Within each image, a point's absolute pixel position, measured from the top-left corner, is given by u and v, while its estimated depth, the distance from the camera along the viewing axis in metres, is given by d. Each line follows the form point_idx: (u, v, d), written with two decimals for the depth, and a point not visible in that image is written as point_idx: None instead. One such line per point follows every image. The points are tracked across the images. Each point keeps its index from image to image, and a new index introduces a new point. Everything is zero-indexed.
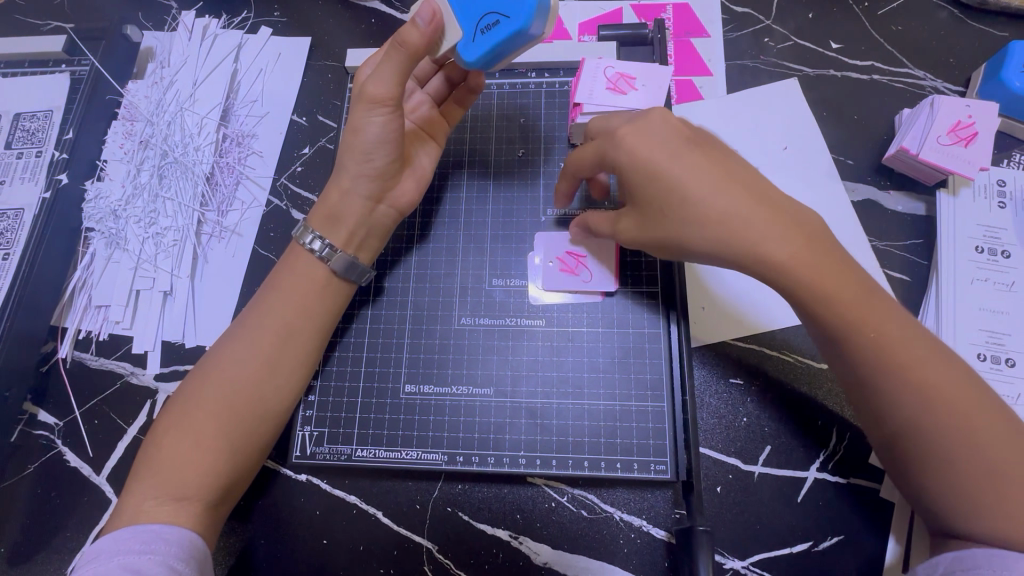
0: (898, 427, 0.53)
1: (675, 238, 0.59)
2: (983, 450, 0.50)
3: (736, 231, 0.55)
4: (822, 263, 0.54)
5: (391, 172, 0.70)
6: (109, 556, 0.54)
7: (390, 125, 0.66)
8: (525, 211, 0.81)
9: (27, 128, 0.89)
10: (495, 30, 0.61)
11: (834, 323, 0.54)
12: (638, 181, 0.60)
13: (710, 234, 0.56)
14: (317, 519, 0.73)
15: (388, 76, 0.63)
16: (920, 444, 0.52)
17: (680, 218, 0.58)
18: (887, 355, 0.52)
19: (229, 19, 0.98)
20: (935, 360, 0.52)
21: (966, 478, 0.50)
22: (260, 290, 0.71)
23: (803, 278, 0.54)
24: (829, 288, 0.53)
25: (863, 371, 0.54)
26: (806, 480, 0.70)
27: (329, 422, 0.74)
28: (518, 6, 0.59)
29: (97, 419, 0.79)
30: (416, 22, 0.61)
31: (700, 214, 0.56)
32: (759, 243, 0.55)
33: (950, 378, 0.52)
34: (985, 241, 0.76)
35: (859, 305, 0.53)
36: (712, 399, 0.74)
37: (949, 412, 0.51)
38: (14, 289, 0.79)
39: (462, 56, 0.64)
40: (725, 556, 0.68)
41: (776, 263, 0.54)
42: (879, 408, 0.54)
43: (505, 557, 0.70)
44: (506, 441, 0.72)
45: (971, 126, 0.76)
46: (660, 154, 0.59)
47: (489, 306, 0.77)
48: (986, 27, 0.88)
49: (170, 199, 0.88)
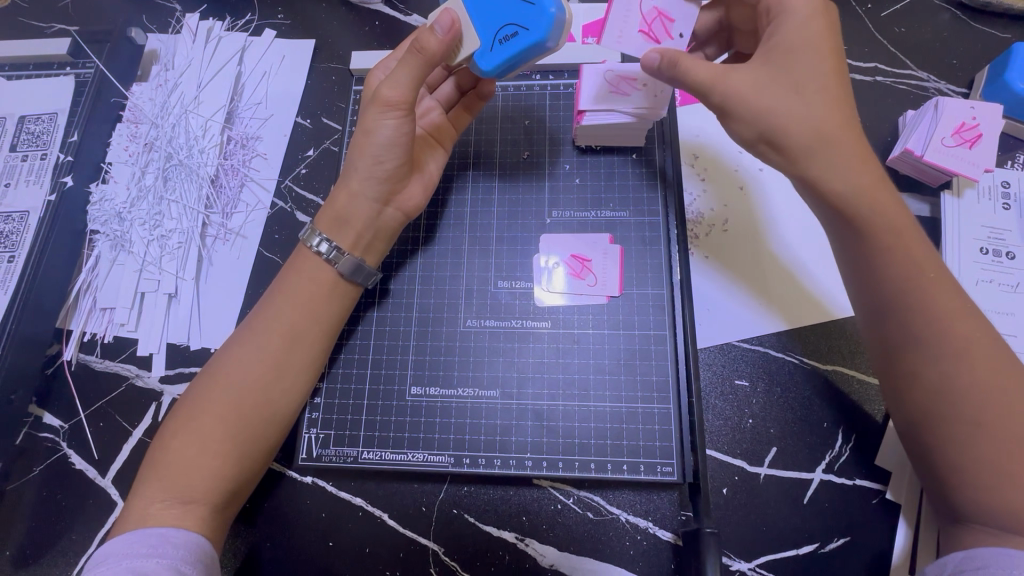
0: (930, 389, 0.55)
1: (802, 110, 0.57)
2: (1009, 414, 0.52)
3: (851, 137, 0.58)
4: (896, 203, 0.59)
5: (399, 175, 0.70)
6: (118, 560, 0.54)
7: (401, 129, 0.66)
8: (530, 213, 0.81)
9: (32, 131, 0.89)
10: (512, 41, 0.62)
11: (884, 272, 0.57)
12: (776, 55, 0.59)
13: (829, 124, 0.57)
14: (323, 521, 0.72)
15: (404, 80, 0.64)
16: (948, 408, 0.54)
17: (807, 100, 0.57)
18: (934, 307, 0.56)
19: (233, 21, 0.98)
20: (971, 323, 0.56)
21: (987, 443, 0.52)
22: (280, 278, 0.71)
23: (879, 208, 0.57)
24: (896, 229, 0.57)
25: (904, 323, 0.57)
26: (812, 481, 0.70)
27: (335, 425, 0.74)
28: (537, 19, 0.60)
29: (102, 422, 0.79)
30: (434, 30, 0.62)
31: (831, 106, 0.58)
32: (864, 160, 0.58)
33: (983, 342, 0.55)
34: (989, 243, 0.77)
35: (915, 254, 0.57)
36: (717, 400, 0.74)
37: (982, 374, 0.53)
38: (19, 292, 0.79)
39: (478, 64, 0.65)
40: (732, 557, 0.68)
41: (865, 183, 0.57)
42: (916, 365, 0.56)
43: (512, 559, 0.70)
44: (512, 443, 0.72)
45: (976, 127, 0.76)
46: (822, 43, 0.58)
47: (494, 308, 0.77)
48: (988, 29, 0.88)
49: (175, 202, 0.88)
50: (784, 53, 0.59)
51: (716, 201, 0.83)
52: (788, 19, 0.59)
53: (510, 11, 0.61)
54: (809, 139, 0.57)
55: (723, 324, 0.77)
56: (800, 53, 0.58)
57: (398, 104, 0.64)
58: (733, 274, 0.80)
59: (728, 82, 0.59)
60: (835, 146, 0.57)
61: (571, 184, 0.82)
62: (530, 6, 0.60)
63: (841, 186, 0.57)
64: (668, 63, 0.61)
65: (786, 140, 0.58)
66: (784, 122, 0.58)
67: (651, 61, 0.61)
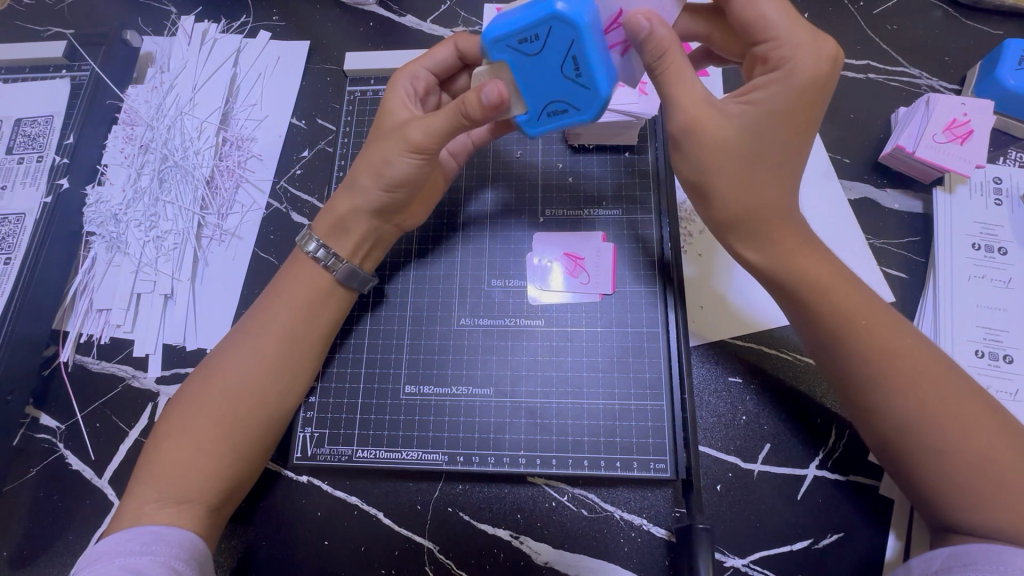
0: (893, 425, 0.55)
1: (749, 190, 0.58)
2: (975, 440, 0.52)
3: (783, 214, 0.59)
4: (824, 262, 0.60)
5: (404, 203, 0.71)
6: (112, 557, 0.55)
7: (423, 168, 0.67)
8: (522, 212, 0.81)
9: (28, 133, 0.90)
10: (563, 116, 0.61)
11: (821, 316, 0.58)
12: (753, 112, 0.57)
13: (764, 202, 0.58)
14: (319, 520, 0.72)
15: (439, 132, 0.63)
16: (908, 438, 0.54)
17: (754, 175, 0.58)
18: (877, 348, 0.56)
19: (229, 23, 0.98)
20: (923, 354, 0.56)
21: (955, 469, 0.52)
22: (248, 310, 0.71)
23: (805, 273, 0.59)
24: (828, 284, 0.59)
25: (852, 367, 0.57)
26: (805, 478, 0.70)
27: (329, 424, 0.74)
28: (590, 102, 0.58)
29: (98, 422, 0.79)
30: (481, 100, 0.58)
31: (772, 181, 0.58)
32: (788, 231, 0.60)
33: (937, 373, 0.55)
34: (981, 239, 0.77)
35: (853, 302, 0.58)
36: (711, 398, 0.74)
37: (935, 398, 0.54)
38: (15, 293, 0.79)
39: (523, 128, 0.63)
40: (726, 554, 0.68)
41: (784, 252, 0.60)
42: (874, 404, 0.56)
43: (506, 556, 0.70)
44: (506, 441, 0.72)
45: (967, 124, 0.77)
46: (800, 114, 0.57)
47: (488, 306, 0.78)
48: (981, 26, 0.88)
49: (170, 203, 0.88)
50: (761, 114, 0.57)
51: (689, 207, 0.83)
52: (789, 71, 0.56)
53: (563, 89, 0.58)
54: (738, 214, 0.59)
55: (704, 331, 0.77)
56: (777, 119, 0.56)
57: (425, 150, 0.65)
58: (720, 287, 0.79)
59: (698, 129, 0.57)
60: (764, 225, 0.59)
61: (566, 183, 0.82)
62: (583, 89, 0.57)
63: (753, 257, 0.61)
64: (651, 51, 0.55)
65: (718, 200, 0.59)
66: (718, 188, 0.58)
67: (638, 28, 0.54)
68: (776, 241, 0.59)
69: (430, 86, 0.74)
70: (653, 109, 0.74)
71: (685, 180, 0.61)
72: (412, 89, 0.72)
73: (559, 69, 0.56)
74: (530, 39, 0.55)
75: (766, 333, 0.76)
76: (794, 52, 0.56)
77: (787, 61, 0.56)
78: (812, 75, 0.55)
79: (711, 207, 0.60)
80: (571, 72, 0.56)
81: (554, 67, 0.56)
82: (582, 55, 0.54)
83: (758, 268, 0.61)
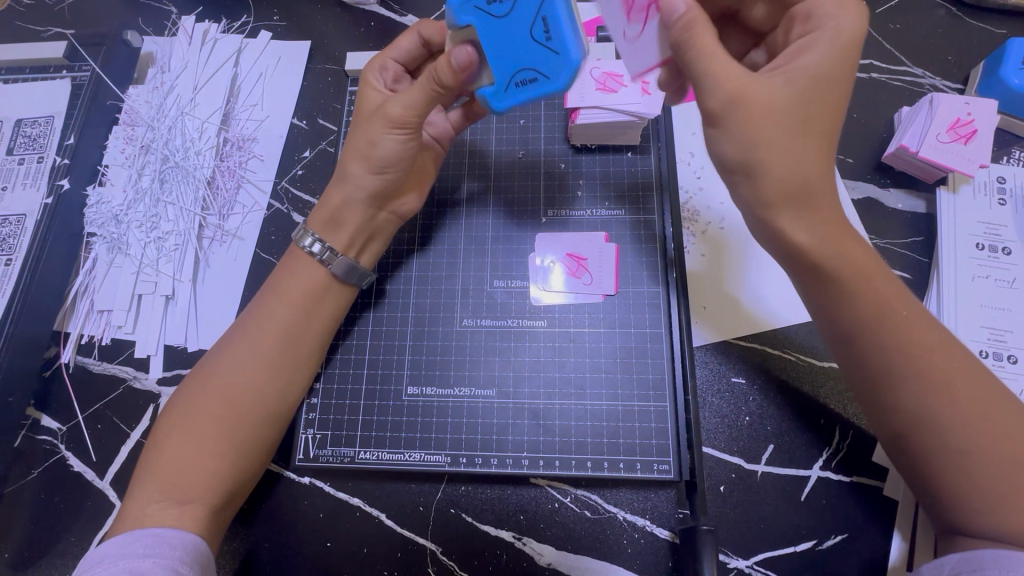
0: (917, 422, 0.55)
1: (804, 160, 0.54)
2: (992, 436, 0.52)
3: (830, 190, 0.56)
4: (858, 250, 0.58)
5: (399, 183, 0.71)
6: (114, 560, 0.54)
7: (408, 145, 0.67)
8: (524, 214, 0.81)
9: (29, 134, 0.90)
10: (531, 86, 0.59)
11: (855, 307, 0.57)
12: (798, 77, 0.55)
13: (813, 172, 0.55)
14: (321, 522, 0.72)
15: (416, 103, 0.64)
16: (930, 438, 0.54)
17: (806, 141, 0.55)
18: (908, 343, 0.55)
19: (230, 23, 0.98)
20: (944, 350, 0.55)
21: (980, 470, 0.52)
22: (246, 309, 0.70)
23: (845, 260, 0.56)
24: (865, 272, 0.57)
25: (881, 361, 0.56)
26: (808, 479, 0.70)
27: (332, 425, 0.74)
28: (557, 68, 0.58)
29: (100, 424, 0.79)
30: (451, 61, 0.59)
31: (822, 149, 0.55)
32: (831, 212, 0.57)
33: (965, 371, 0.55)
34: (985, 239, 0.76)
35: (883, 295, 0.57)
36: (714, 398, 0.74)
37: (962, 397, 0.54)
38: (16, 295, 0.79)
39: (489, 102, 0.62)
40: (728, 555, 0.68)
41: (827, 231, 0.56)
42: (896, 398, 0.56)
43: (509, 558, 0.70)
44: (508, 442, 0.72)
45: (970, 123, 0.77)
46: (838, 86, 0.55)
47: (490, 307, 0.77)
48: (984, 25, 0.88)
49: (171, 204, 0.88)
50: (807, 78, 0.55)
51: (691, 207, 0.83)
52: (824, 40, 0.55)
53: (531, 53, 0.58)
54: (790, 181, 0.54)
55: (707, 329, 0.77)
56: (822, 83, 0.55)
57: (409, 125, 0.66)
58: (723, 286, 0.79)
59: (746, 95, 0.54)
60: (810, 200, 0.55)
61: (568, 184, 0.82)
62: (550, 55, 0.58)
63: (802, 237, 0.56)
64: (678, 28, 0.55)
65: (762, 167, 0.55)
66: (769, 160, 0.54)
67: (672, 9, 0.55)
68: (819, 218, 0.56)
69: (400, 75, 0.74)
70: (655, 109, 0.74)
71: (726, 159, 0.57)
72: (383, 81, 0.72)
73: (527, 29, 0.57)
74: (500, 0, 0.57)
75: (769, 329, 0.76)
76: (836, 12, 0.56)
77: (831, 18, 0.56)
78: (850, 36, 0.55)
79: (759, 184, 0.55)
80: (540, 36, 0.57)
81: (523, 28, 0.57)
82: (550, 18, 0.57)
83: (804, 251, 0.57)
